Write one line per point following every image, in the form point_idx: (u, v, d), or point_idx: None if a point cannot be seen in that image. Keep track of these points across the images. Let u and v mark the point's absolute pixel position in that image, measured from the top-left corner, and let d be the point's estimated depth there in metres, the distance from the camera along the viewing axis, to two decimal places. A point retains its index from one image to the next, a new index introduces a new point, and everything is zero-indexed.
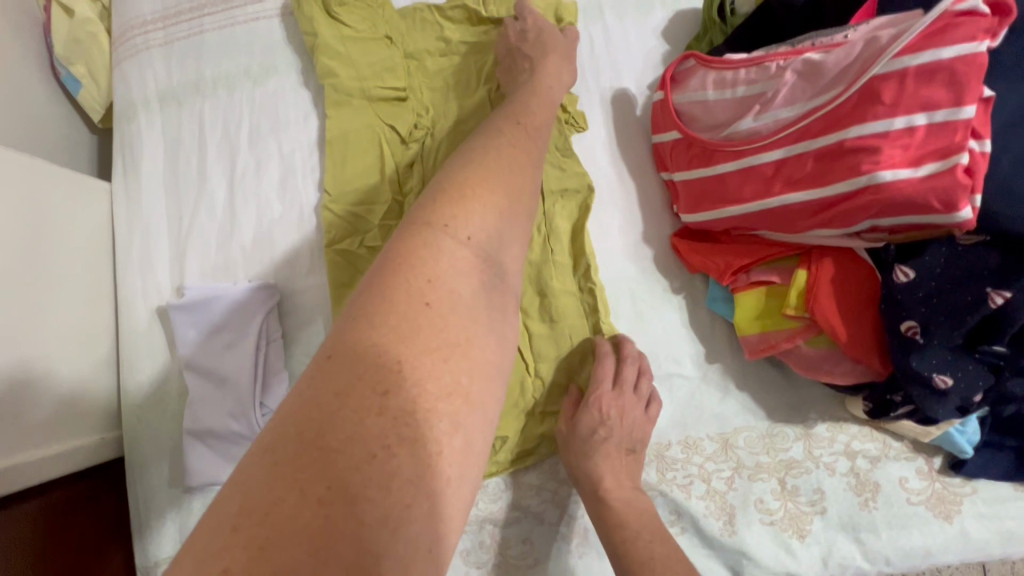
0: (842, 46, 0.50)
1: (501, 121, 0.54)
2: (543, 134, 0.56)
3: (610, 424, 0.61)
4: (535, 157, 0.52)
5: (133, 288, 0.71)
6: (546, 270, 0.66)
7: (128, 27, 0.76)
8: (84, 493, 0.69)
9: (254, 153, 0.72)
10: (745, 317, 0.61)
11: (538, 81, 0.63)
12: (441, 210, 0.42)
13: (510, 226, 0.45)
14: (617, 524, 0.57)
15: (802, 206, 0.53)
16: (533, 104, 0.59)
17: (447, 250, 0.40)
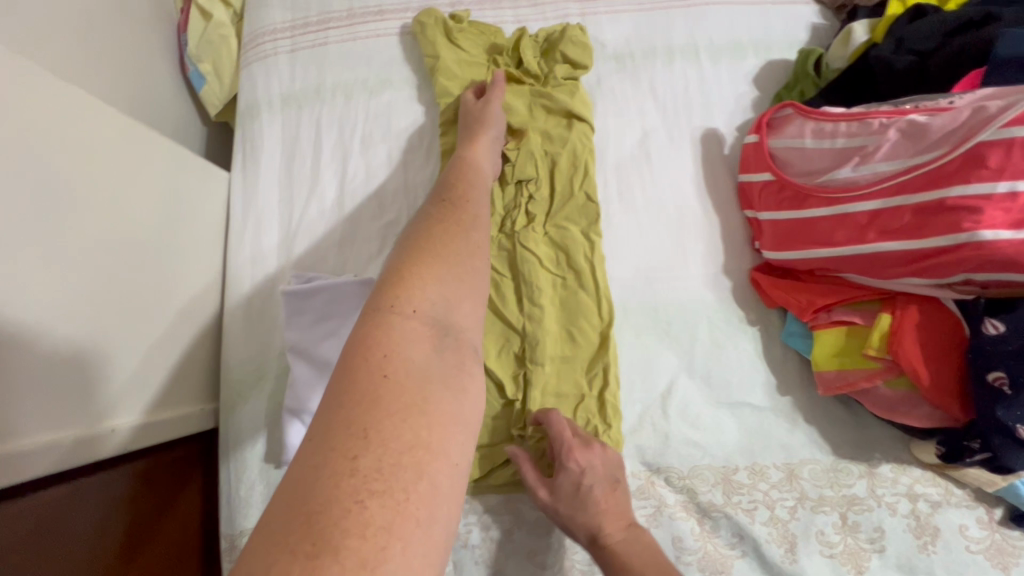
0: (948, 112, 0.54)
1: (426, 206, 0.54)
2: (474, 202, 0.56)
3: (583, 481, 0.61)
4: (469, 223, 0.51)
5: (244, 271, 0.76)
6: (575, 300, 0.71)
7: (261, 33, 0.83)
8: (187, 458, 0.74)
9: (364, 158, 0.78)
10: (823, 354, 0.64)
11: (463, 158, 0.64)
12: (385, 295, 0.42)
13: (455, 290, 0.44)
14: (624, 562, 0.57)
15: (895, 254, 0.56)
16: (456, 182, 0.58)
17: (395, 327, 0.40)
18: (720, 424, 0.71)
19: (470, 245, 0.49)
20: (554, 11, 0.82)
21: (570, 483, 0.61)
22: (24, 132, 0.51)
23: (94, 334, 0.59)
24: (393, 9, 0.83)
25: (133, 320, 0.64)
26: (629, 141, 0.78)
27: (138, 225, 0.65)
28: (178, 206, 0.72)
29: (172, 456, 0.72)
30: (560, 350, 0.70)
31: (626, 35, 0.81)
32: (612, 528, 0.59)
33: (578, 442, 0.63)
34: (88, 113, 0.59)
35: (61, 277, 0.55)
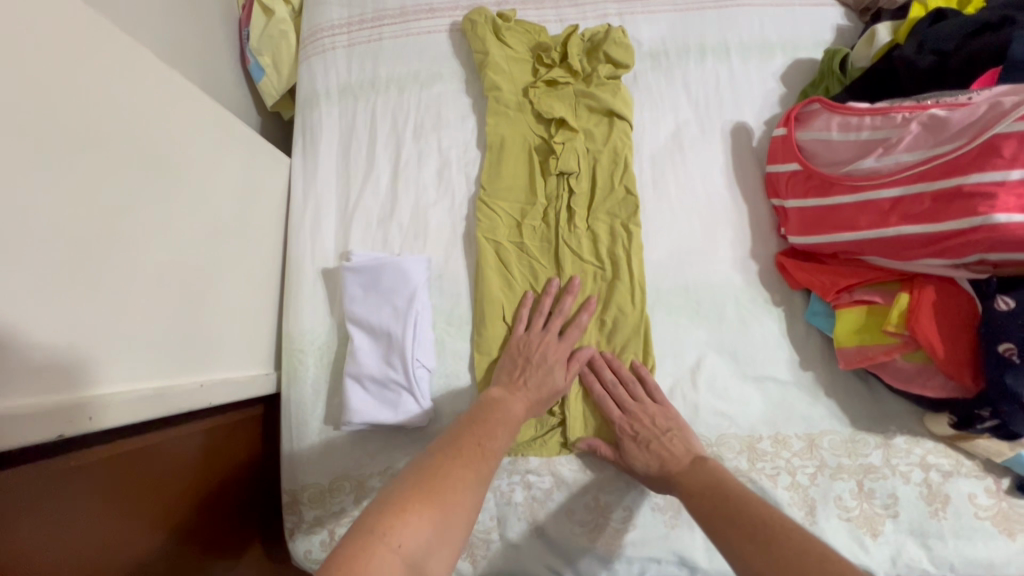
0: (966, 107, 0.59)
1: (451, 437, 0.57)
2: (493, 445, 0.58)
3: (633, 446, 0.69)
4: (481, 467, 0.54)
5: (303, 249, 0.82)
6: (611, 289, 0.77)
7: (319, 29, 0.90)
8: (257, 418, 0.82)
9: (417, 146, 0.84)
10: (844, 331, 0.69)
11: (500, 396, 0.66)
12: (381, 518, 0.45)
13: (444, 533, 0.47)
14: (685, 489, 0.61)
15: (914, 237, 0.61)
16: (482, 420, 0.61)
17: (379, 559, 0.43)
18: (746, 397, 0.76)
19: (471, 506, 0.51)
20: (594, 11, 0.88)
21: (631, 433, 0.70)
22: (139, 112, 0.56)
23: (185, 303, 0.63)
24: (443, 8, 0.88)
25: (218, 293, 0.69)
26: (663, 133, 0.83)
27: (219, 202, 0.70)
28: (252, 186, 0.77)
29: (246, 414, 0.79)
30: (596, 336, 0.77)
31: (662, 35, 0.86)
32: (680, 458, 0.66)
33: (626, 416, 0.72)
34: (186, 94, 0.64)
35: (161, 241, 0.59)
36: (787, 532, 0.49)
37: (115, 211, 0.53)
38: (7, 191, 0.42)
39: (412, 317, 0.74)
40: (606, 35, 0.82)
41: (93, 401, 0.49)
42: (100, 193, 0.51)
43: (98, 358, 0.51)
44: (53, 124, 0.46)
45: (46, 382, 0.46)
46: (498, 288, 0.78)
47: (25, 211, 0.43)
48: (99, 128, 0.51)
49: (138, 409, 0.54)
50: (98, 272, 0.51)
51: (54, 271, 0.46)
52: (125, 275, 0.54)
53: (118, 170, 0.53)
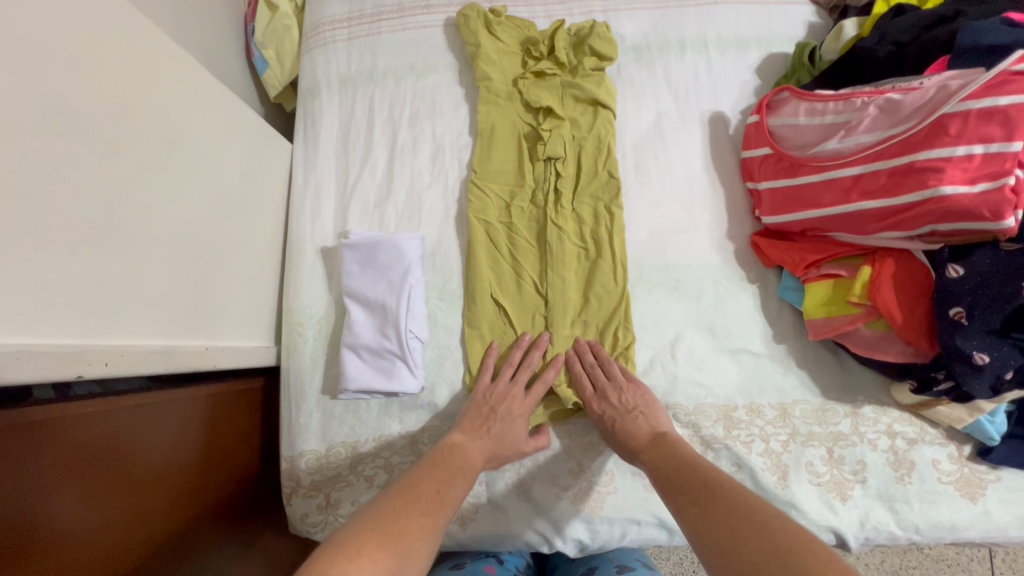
0: (918, 90, 0.64)
1: (408, 487, 0.59)
2: (447, 499, 0.60)
3: (603, 422, 0.73)
4: (434, 521, 0.56)
5: (304, 229, 0.86)
6: (596, 268, 0.81)
7: (321, 23, 0.95)
8: (258, 390, 0.86)
9: (412, 133, 0.89)
10: (813, 303, 0.74)
11: (459, 443, 0.69)
12: (337, 561, 0.46)
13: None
14: (648, 461, 0.66)
15: (873, 211, 0.66)
16: (441, 471, 0.63)
17: None
18: (723, 368, 0.80)
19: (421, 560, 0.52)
20: (580, 8, 0.93)
21: (599, 412, 0.74)
22: (150, 85, 0.60)
23: (193, 268, 0.67)
24: (438, 4, 0.94)
25: (223, 265, 0.73)
26: (645, 122, 0.88)
27: (225, 179, 0.74)
28: (256, 168, 0.81)
29: (248, 385, 0.83)
30: (579, 313, 0.81)
31: (644, 30, 0.92)
32: (642, 431, 0.70)
33: (597, 394, 0.75)
34: (196, 74, 0.68)
35: (171, 209, 0.63)
36: (724, 491, 0.55)
37: (129, 176, 0.57)
38: (29, 150, 0.46)
39: (406, 290, 0.78)
40: (590, 28, 0.87)
41: (110, 348, 0.53)
42: (116, 159, 0.55)
43: (112, 310, 0.54)
44: (76, 91, 0.50)
45: (66, 325, 0.49)
46: (487, 266, 0.82)
47: (49, 169, 0.48)
48: (116, 100, 0.55)
49: (149, 363, 0.58)
50: (112, 230, 0.55)
51: (75, 224, 0.50)
52: (137, 236, 0.58)
53: (132, 140, 0.57)
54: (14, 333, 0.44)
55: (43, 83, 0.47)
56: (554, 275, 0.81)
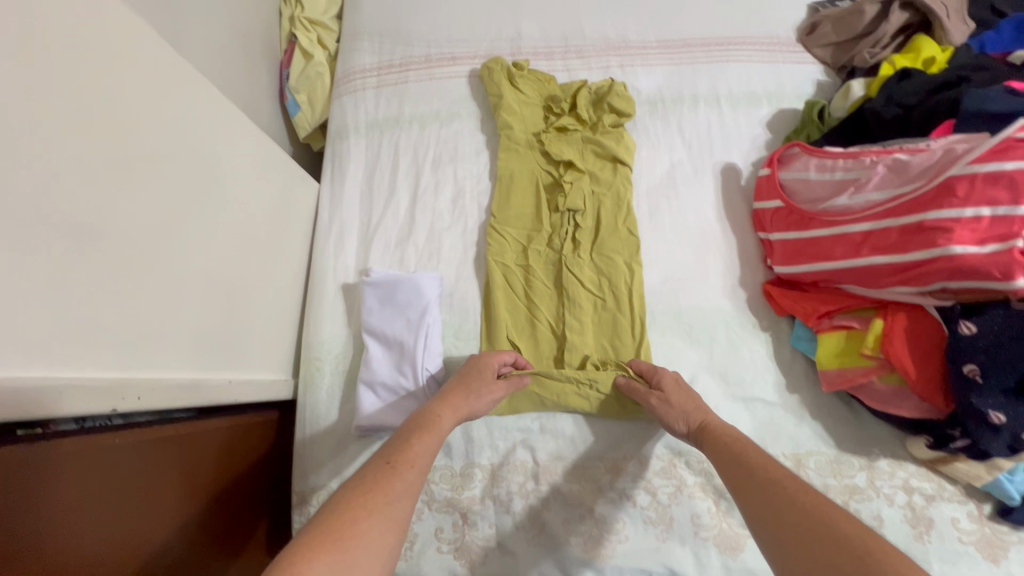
0: (925, 152, 0.66)
1: (370, 464, 0.57)
2: (416, 464, 0.58)
3: (679, 388, 0.73)
4: (394, 493, 0.54)
5: (326, 265, 0.89)
6: (618, 320, 0.83)
7: (352, 72, 1.00)
8: (274, 424, 0.86)
9: (435, 176, 0.92)
10: (826, 354, 0.75)
11: (424, 410, 0.67)
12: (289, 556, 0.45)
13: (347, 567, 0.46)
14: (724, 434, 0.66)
15: (884, 267, 0.67)
16: (404, 441, 0.61)
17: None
18: (736, 416, 0.80)
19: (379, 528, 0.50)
20: (598, 62, 0.98)
21: (671, 379, 0.74)
22: (190, 134, 0.64)
23: (219, 303, 0.69)
24: (463, 56, 0.99)
25: (247, 300, 0.76)
26: (659, 171, 0.91)
27: (255, 217, 0.77)
28: (284, 207, 0.85)
29: (265, 418, 0.84)
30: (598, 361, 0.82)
31: (659, 84, 0.96)
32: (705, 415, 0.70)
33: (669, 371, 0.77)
34: (232, 119, 0.73)
35: (204, 247, 0.66)
36: (789, 488, 0.55)
37: (168, 217, 0.60)
38: (82, 198, 0.49)
39: (423, 328, 0.80)
40: (610, 89, 0.91)
41: (142, 382, 0.55)
42: (159, 205, 0.59)
43: (145, 345, 0.57)
44: (126, 139, 0.54)
45: (103, 361, 0.52)
46: (504, 307, 0.84)
47: (97, 216, 0.51)
48: (163, 151, 0.59)
49: (176, 395, 0.60)
50: (149, 268, 0.57)
51: (117, 265, 0.53)
52: (171, 274, 0.61)
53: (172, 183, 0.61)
54: (53, 368, 0.46)
55: (96, 137, 0.50)
56: (572, 320, 0.82)
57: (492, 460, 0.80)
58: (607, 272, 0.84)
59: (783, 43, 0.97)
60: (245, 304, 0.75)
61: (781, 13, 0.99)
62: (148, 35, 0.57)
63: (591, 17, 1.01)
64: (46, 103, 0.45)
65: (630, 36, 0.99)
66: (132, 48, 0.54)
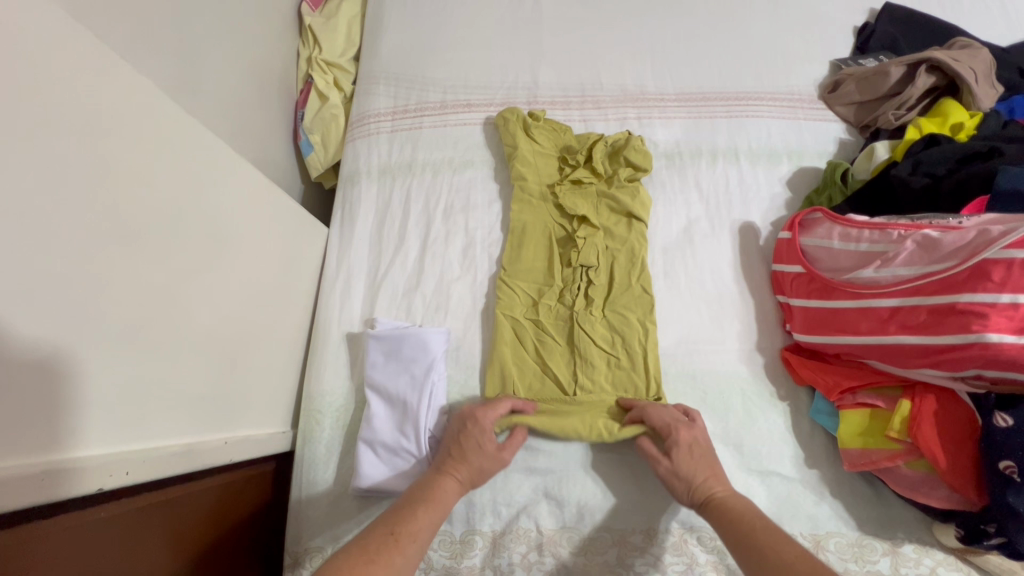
0: (957, 230, 0.63)
1: (375, 530, 0.58)
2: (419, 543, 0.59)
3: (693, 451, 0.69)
4: None
5: (332, 313, 0.87)
6: (631, 381, 0.79)
7: (366, 115, 1.00)
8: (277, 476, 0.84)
9: (445, 226, 0.91)
10: (849, 432, 0.71)
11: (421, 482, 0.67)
12: None
13: None
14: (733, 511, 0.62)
15: (913, 347, 0.64)
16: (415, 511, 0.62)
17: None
18: (751, 491, 0.75)
19: None
20: (615, 114, 0.97)
21: (687, 441, 0.69)
22: (201, 190, 0.62)
23: (216, 360, 0.67)
24: (479, 103, 0.98)
25: (246, 353, 0.73)
26: (676, 227, 0.89)
27: (262, 267, 0.75)
28: (293, 254, 0.83)
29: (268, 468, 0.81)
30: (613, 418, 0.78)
31: (676, 138, 0.94)
32: (718, 485, 0.66)
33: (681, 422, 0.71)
34: (250, 170, 0.71)
35: (208, 305, 0.65)
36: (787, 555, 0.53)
37: (170, 277, 0.58)
38: (77, 269, 0.47)
39: (428, 387, 0.78)
40: (627, 143, 0.89)
41: (133, 455, 0.54)
42: (162, 265, 0.57)
43: (141, 414, 0.55)
44: (138, 204, 0.53)
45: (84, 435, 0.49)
46: (512, 363, 0.81)
47: (88, 282, 0.48)
48: (169, 208, 0.58)
49: (168, 464, 0.59)
50: (143, 331, 0.55)
51: (106, 332, 0.51)
52: (172, 337, 0.59)
53: (184, 244, 0.60)
54: (33, 452, 0.45)
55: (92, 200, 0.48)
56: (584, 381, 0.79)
57: (494, 528, 0.76)
58: (621, 332, 0.81)
59: (805, 99, 0.95)
60: (244, 356, 0.73)
61: (803, 69, 0.98)
62: (157, 97, 0.56)
63: (609, 67, 1.00)
64: (52, 173, 0.44)
65: (648, 87, 0.98)
66: (137, 106, 0.53)
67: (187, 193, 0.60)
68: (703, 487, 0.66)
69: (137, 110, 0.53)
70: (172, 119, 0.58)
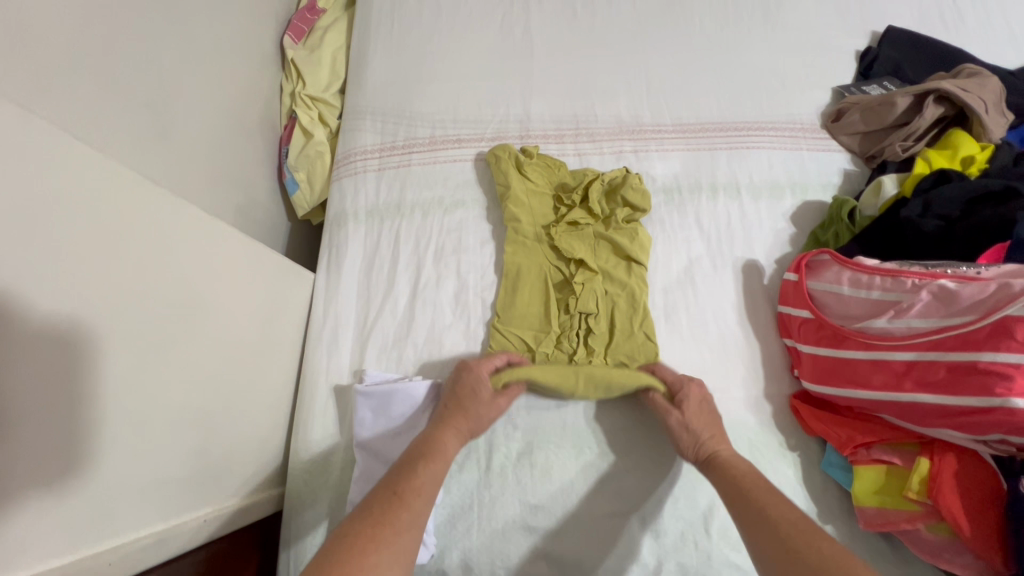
0: (976, 282, 0.60)
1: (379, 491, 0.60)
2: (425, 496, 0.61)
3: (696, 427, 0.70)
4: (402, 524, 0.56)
5: (319, 365, 0.83)
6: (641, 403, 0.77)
7: (352, 153, 0.96)
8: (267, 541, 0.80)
9: (436, 269, 0.87)
10: (865, 490, 0.67)
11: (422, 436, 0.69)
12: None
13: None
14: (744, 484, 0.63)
15: (930, 406, 0.61)
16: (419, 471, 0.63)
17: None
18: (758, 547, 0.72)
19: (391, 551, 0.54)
20: (611, 147, 0.93)
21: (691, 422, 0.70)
22: (172, 264, 0.58)
23: (191, 436, 0.63)
24: (469, 139, 0.95)
25: (225, 421, 0.69)
26: (676, 266, 0.86)
27: (243, 326, 0.71)
28: (277, 306, 0.80)
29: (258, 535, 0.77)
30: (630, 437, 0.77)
31: (674, 172, 0.91)
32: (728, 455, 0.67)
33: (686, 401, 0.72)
34: (230, 234, 0.68)
35: (184, 380, 0.61)
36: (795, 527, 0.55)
37: (136, 361, 0.54)
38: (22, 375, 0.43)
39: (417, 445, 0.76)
40: (626, 181, 0.85)
41: (91, 562, 0.51)
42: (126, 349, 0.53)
43: (99, 514, 0.52)
44: (96, 292, 0.50)
45: (32, 548, 0.46)
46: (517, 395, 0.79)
47: (35, 384, 0.45)
48: (137, 289, 0.54)
49: (133, 561, 0.55)
50: (102, 422, 0.51)
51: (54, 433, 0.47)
52: (140, 422, 0.55)
53: (153, 326, 0.56)
54: None
55: (38, 293, 0.44)
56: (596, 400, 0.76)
57: None
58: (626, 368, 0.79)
59: (808, 129, 0.92)
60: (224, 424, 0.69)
61: (804, 97, 0.95)
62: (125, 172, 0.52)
63: (603, 99, 0.96)
64: None
65: (644, 119, 0.95)
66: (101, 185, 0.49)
67: (154, 268, 0.56)
68: (707, 445, 0.69)
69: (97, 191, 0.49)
70: (140, 191, 0.54)
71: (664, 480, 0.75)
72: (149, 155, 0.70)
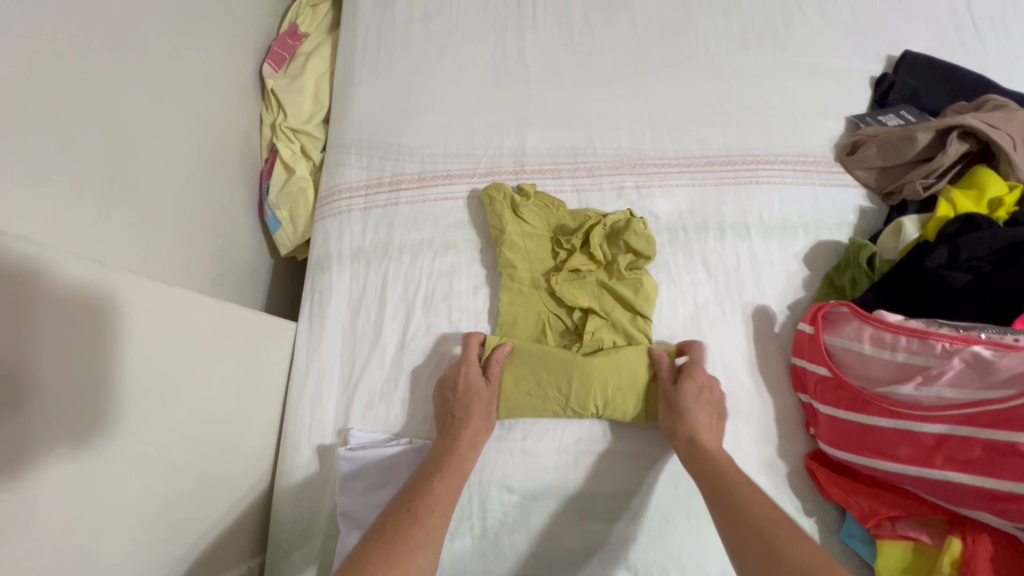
0: (1014, 352, 0.56)
1: (392, 514, 0.60)
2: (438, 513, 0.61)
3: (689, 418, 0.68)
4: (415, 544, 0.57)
5: (301, 425, 0.78)
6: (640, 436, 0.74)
7: (336, 191, 0.90)
8: None
9: (425, 318, 0.82)
10: (890, 568, 0.62)
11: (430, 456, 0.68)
12: None
13: None
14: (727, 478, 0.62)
15: (966, 487, 0.56)
16: (433, 494, 0.63)
17: None
18: None
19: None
20: (611, 182, 0.88)
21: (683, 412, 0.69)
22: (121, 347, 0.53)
23: (148, 529, 0.57)
24: (461, 175, 0.89)
25: (192, 502, 0.64)
26: (682, 312, 0.80)
27: (214, 396, 0.66)
28: (254, 365, 0.74)
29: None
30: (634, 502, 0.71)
31: (680, 209, 0.85)
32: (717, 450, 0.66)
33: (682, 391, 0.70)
34: (197, 299, 0.62)
35: (143, 469, 0.56)
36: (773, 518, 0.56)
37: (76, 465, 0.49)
38: None
39: None
40: (629, 223, 0.80)
41: None
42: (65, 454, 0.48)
43: None
44: (27, 402, 0.44)
45: None
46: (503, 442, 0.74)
47: None
48: (76, 385, 0.48)
49: None
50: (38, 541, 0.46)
51: None
52: (82, 529, 0.50)
53: (104, 421, 0.51)
54: None
55: None
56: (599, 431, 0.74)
57: None
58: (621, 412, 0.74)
59: (820, 162, 0.86)
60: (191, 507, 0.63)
61: (816, 127, 0.89)
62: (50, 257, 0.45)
63: (603, 130, 0.91)
64: None
65: (646, 151, 0.89)
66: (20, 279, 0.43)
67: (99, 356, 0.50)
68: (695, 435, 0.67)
69: (24, 287, 0.43)
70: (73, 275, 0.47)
71: (670, 551, 0.70)
72: (110, 213, 0.65)
